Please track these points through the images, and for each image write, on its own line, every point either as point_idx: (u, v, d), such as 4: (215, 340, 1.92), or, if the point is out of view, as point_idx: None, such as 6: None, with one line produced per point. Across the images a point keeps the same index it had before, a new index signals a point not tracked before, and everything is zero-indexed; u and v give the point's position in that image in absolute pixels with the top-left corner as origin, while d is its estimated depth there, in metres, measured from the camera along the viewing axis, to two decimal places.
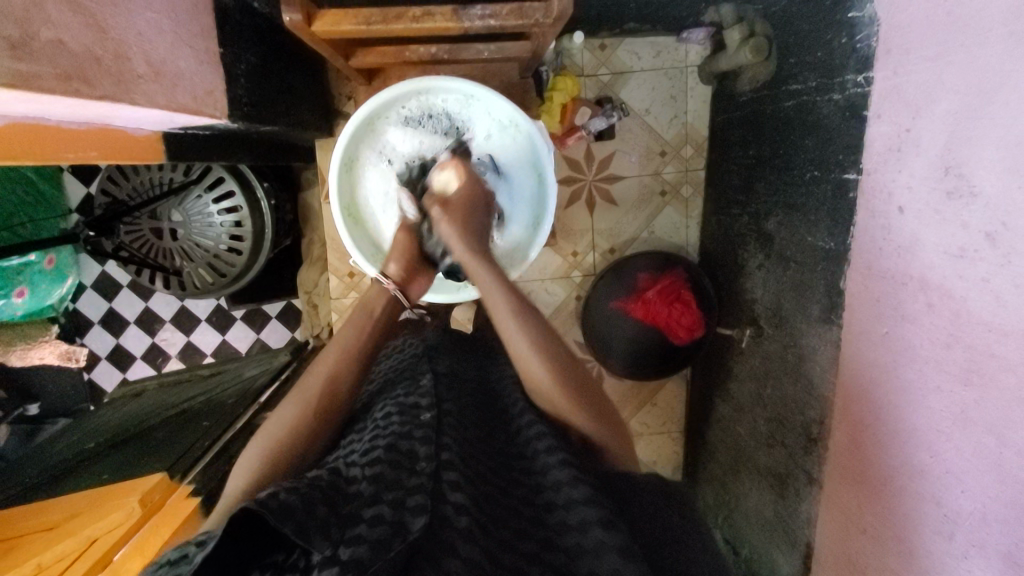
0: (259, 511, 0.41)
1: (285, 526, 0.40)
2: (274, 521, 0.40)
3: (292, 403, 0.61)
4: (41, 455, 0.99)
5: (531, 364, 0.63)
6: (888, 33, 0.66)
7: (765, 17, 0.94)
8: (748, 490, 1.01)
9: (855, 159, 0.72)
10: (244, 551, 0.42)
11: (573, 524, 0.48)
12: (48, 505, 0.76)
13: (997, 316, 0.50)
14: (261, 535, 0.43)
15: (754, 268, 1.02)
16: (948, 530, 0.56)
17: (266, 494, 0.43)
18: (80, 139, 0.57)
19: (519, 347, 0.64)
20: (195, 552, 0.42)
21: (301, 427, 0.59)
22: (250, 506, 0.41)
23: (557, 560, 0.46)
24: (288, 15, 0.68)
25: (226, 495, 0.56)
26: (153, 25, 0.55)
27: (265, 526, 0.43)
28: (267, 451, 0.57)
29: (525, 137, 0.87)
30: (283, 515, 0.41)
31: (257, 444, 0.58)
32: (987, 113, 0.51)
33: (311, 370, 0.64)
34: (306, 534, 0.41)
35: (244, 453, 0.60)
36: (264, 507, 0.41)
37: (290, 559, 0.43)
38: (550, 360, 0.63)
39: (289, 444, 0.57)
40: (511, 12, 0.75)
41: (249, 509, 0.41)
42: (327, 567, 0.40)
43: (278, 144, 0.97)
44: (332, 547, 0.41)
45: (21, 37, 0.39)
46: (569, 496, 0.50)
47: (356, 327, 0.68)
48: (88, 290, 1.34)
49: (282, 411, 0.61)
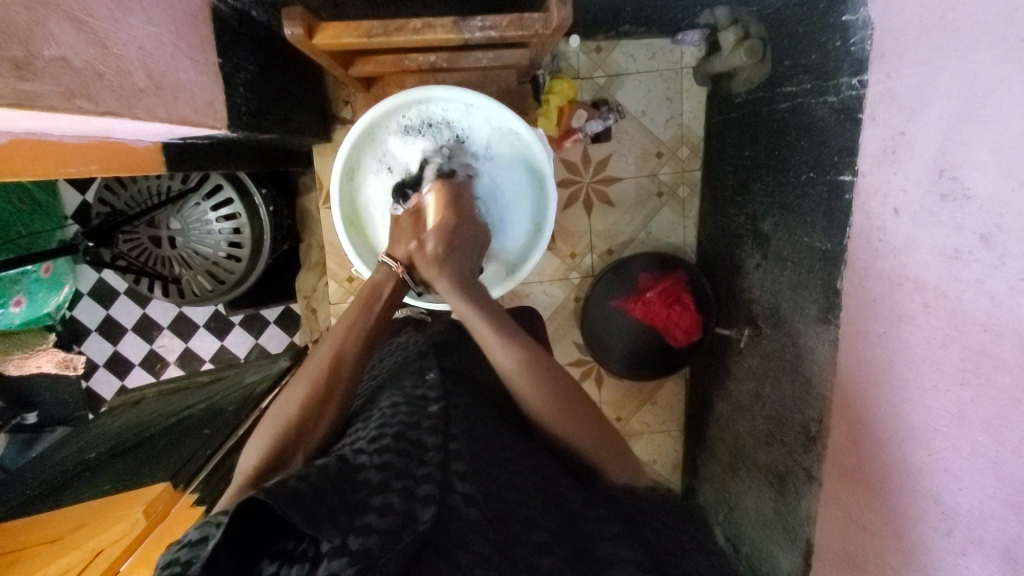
0: (271, 499, 0.41)
1: (295, 513, 0.41)
2: (282, 509, 0.41)
3: (302, 383, 0.61)
4: (40, 465, 0.99)
5: (476, 325, 0.67)
6: (882, 37, 0.67)
7: (759, 19, 0.94)
8: (747, 488, 1.02)
9: (850, 161, 0.73)
10: (255, 536, 0.43)
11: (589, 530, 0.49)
12: (53, 517, 0.76)
13: (992, 316, 0.51)
14: (270, 521, 0.44)
15: (751, 268, 1.03)
16: (945, 527, 0.57)
17: (277, 482, 0.44)
18: (80, 154, 0.56)
19: (466, 313, 0.68)
20: (212, 534, 0.43)
21: (310, 412, 0.59)
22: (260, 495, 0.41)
23: (569, 552, 0.46)
24: (290, 29, 0.69)
25: (236, 475, 0.57)
26: (153, 38, 0.55)
27: (275, 515, 0.43)
28: (275, 432, 0.58)
29: (526, 146, 0.87)
30: (292, 504, 0.41)
31: (263, 428, 0.59)
32: (979, 118, 0.52)
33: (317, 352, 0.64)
34: (314, 523, 0.41)
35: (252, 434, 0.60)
36: (275, 494, 0.41)
37: (299, 548, 0.43)
38: (495, 330, 0.65)
39: (296, 423, 0.58)
40: (510, 24, 0.75)
41: (258, 497, 0.41)
42: (336, 557, 0.40)
43: (274, 152, 0.97)
44: (341, 535, 0.41)
45: (25, 57, 0.39)
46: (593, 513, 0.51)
47: (360, 304, 0.70)
48: (84, 297, 1.34)
49: (289, 393, 0.61)
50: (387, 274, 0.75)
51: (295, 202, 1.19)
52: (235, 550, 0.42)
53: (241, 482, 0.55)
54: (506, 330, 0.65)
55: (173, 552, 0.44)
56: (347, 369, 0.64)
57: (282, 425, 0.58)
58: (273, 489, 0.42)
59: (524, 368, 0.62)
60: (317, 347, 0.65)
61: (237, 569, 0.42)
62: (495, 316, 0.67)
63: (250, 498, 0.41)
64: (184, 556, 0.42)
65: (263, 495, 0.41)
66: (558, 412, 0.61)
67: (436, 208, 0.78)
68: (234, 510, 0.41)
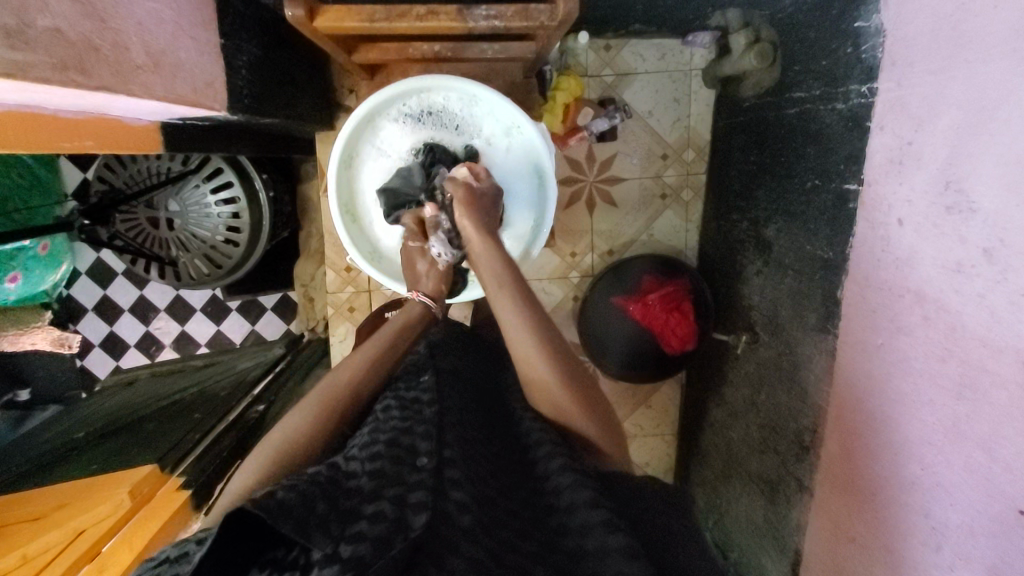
0: (254, 510, 0.40)
1: (284, 524, 0.40)
2: (270, 520, 0.40)
3: (309, 408, 0.60)
4: (27, 442, 0.98)
5: (522, 342, 0.63)
6: (893, 45, 0.66)
7: (771, 23, 0.93)
8: (738, 495, 1.02)
9: (855, 170, 0.72)
10: (246, 545, 0.41)
11: (575, 527, 0.47)
12: (33, 495, 0.75)
13: (992, 332, 0.50)
14: (262, 530, 0.42)
15: (752, 274, 1.02)
16: (935, 542, 0.56)
17: (264, 493, 0.43)
18: (73, 128, 0.56)
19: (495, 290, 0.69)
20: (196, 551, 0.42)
21: (321, 422, 0.59)
22: (245, 506, 0.40)
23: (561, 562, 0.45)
24: (291, 10, 0.68)
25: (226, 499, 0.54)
26: (153, 15, 0.55)
27: (264, 524, 0.42)
28: (274, 459, 0.54)
29: (524, 138, 0.87)
30: (280, 515, 0.41)
31: (262, 447, 0.57)
32: (988, 130, 0.51)
33: (330, 379, 0.64)
34: (305, 532, 0.40)
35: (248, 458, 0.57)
36: (262, 506, 0.41)
37: (290, 555, 0.42)
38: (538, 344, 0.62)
39: (303, 451, 0.56)
40: (515, 14, 0.74)
41: (244, 509, 0.40)
42: (327, 565, 0.39)
43: (275, 135, 0.95)
44: (332, 543, 0.40)
45: (18, 26, 0.38)
46: (572, 500, 0.49)
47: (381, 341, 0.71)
48: (82, 276, 1.33)
49: (295, 413, 0.59)
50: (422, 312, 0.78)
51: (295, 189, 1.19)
52: (220, 561, 0.40)
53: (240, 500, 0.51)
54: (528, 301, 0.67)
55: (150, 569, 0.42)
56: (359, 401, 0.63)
57: (288, 452, 0.55)
58: (258, 502, 0.41)
59: (543, 358, 0.61)
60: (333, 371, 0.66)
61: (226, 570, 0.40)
62: (518, 295, 0.67)
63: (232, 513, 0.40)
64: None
65: (250, 505, 0.40)
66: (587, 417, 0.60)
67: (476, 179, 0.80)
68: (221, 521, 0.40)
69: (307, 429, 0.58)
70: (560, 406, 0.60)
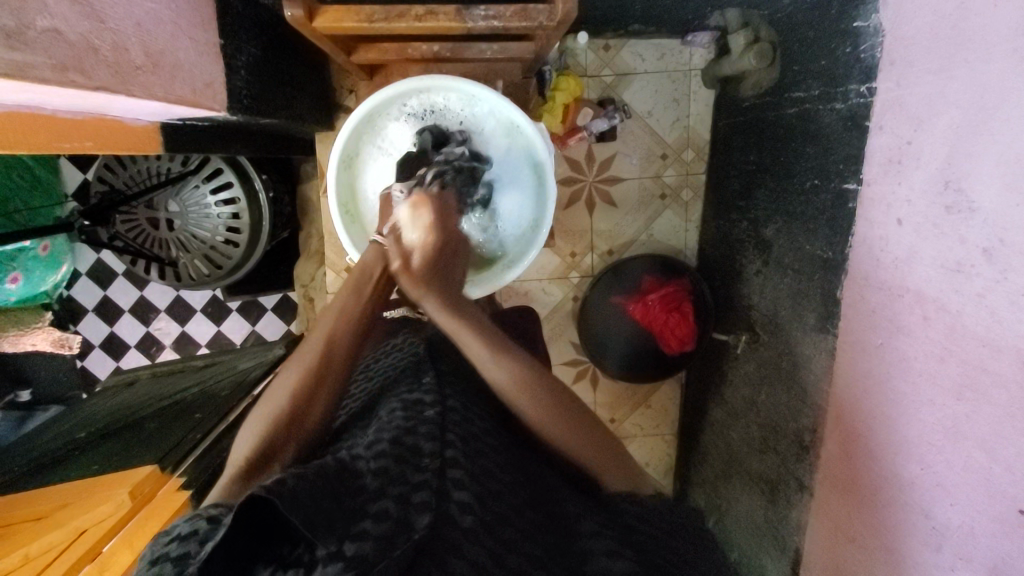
0: (269, 497, 0.40)
1: (295, 515, 0.40)
2: (283, 509, 0.40)
3: (293, 368, 0.60)
4: (28, 444, 0.98)
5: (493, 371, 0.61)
6: (892, 45, 0.66)
7: (771, 23, 0.93)
8: (738, 495, 1.02)
9: (855, 169, 0.72)
10: (252, 541, 0.41)
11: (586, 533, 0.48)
12: (34, 496, 0.75)
13: (991, 331, 0.50)
14: (269, 527, 0.42)
15: (751, 274, 1.02)
16: (935, 542, 0.56)
17: (273, 481, 0.43)
18: (74, 129, 0.56)
19: (464, 335, 0.63)
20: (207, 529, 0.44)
21: (309, 383, 0.59)
22: (261, 492, 0.40)
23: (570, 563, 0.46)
24: (290, 11, 0.68)
25: (229, 464, 0.57)
26: (152, 16, 0.55)
27: (275, 517, 0.42)
28: (265, 427, 0.56)
29: (524, 137, 0.87)
30: (292, 505, 0.41)
31: (257, 415, 0.58)
32: (987, 129, 0.51)
33: (310, 336, 0.63)
34: (313, 527, 0.40)
35: (243, 426, 0.60)
36: (273, 493, 0.41)
37: (295, 553, 0.42)
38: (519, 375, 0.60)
39: (291, 415, 0.57)
40: (515, 14, 0.74)
41: (259, 495, 0.40)
42: (331, 563, 0.40)
43: (276, 135, 0.96)
44: (337, 542, 0.41)
45: (17, 27, 0.38)
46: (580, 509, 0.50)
47: (351, 290, 0.68)
48: (82, 277, 1.34)
49: (283, 376, 0.60)
50: (375, 255, 0.71)
51: (295, 189, 1.19)
52: (230, 552, 0.40)
53: (237, 472, 0.54)
54: (504, 349, 0.62)
55: (163, 545, 0.43)
56: (342, 355, 0.62)
57: (279, 421, 0.56)
58: (271, 487, 0.41)
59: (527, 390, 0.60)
60: (312, 328, 0.65)
61: (231, 568, 0.40)
62: (488, 332, 0.64)
63: (252, 495, 0.40)
64: (173, 552, 0.42)
65: (264, 492, 0.40)
66: (575, 435, 0.58)
67: (417, 222, 0.70)
68: (239, 506, 0.40)
69: (290, 395, 0.58)
70: (549, 420, 0.59)
